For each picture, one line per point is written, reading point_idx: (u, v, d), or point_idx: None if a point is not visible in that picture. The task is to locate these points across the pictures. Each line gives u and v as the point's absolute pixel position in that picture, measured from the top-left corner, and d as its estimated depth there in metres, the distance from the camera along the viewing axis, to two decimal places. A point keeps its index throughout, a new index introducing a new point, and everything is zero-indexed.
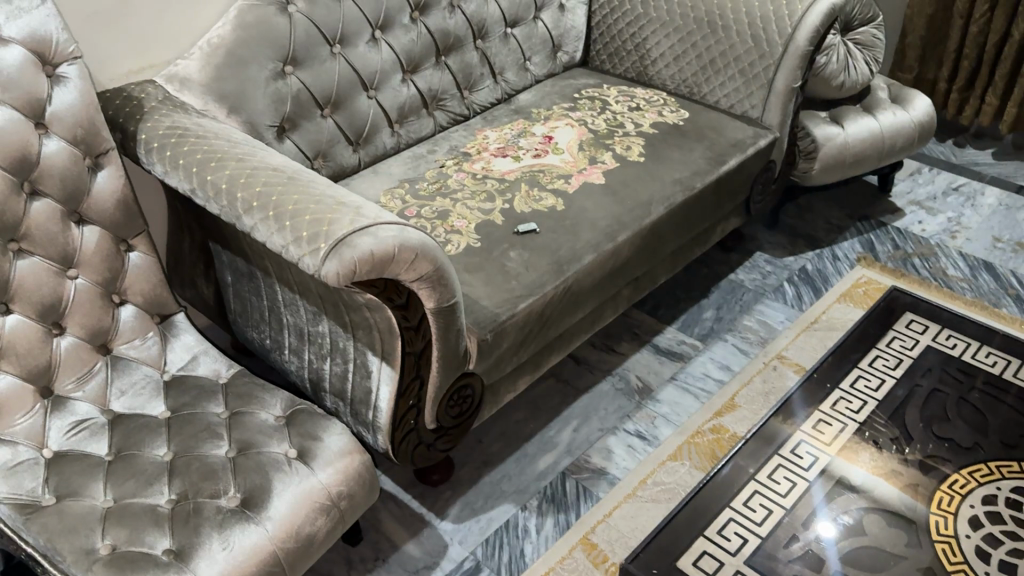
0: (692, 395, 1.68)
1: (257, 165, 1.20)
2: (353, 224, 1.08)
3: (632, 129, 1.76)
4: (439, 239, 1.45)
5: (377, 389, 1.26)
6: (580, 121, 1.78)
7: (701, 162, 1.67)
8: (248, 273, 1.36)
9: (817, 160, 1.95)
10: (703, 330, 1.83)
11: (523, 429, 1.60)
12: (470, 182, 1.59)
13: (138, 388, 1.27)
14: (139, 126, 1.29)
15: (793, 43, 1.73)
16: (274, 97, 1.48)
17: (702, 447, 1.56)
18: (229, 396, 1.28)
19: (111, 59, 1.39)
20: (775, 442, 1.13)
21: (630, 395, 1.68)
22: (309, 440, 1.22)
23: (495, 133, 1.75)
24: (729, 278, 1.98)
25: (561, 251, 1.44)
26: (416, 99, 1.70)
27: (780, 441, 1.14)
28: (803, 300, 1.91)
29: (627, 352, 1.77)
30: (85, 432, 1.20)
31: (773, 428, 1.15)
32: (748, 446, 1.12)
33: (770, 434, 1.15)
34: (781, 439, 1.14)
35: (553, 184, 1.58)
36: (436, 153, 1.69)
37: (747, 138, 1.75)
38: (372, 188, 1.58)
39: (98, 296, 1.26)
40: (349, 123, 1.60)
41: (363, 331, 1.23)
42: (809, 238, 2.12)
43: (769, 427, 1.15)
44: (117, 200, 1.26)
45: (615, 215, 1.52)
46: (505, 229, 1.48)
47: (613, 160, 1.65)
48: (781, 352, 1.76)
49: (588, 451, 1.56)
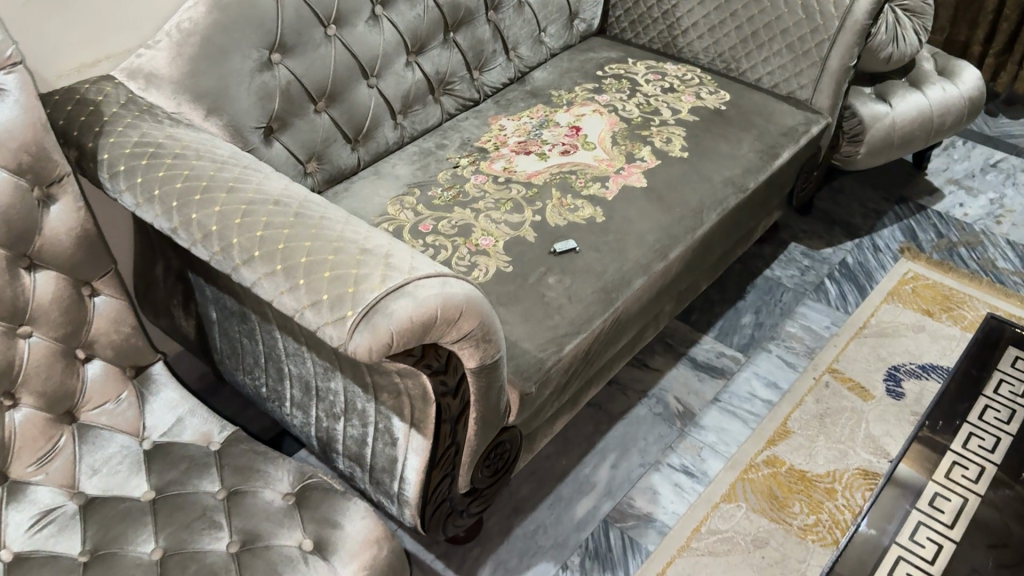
0: (740, 420, 1.50)
1: (254, 196, 0.97)
2: (384, 282, 0.86)
3: (669, 116, 1.53)
4: (463, 263, 1.23)
5: (404, 459, 1.05)
6: (609, 106, 1.55)
7: (752, 158, 1.46)
8: (239, 313, 1.13)
9: (863, 144, 1.75)
10: (743, 339, 1.65)
11: (555, 468, 1.42)
12: (491, 188, 1.36)
13: (114, 464, 1.05)
14: (100, 141, 1.05)
15: (851, 16, 1.51)
16: (260, 92, 1.23)
17: (758, 485, 1.39)
18: (225, 470, 1.06)
19: (59, 51, 1.13)
20: (911, 496, 1.04)
21: (670, 421, 1.50)
22: (326, 527, 1.01)
23: (513, 122, 1.52)
24: (765, 276, 1.79)
25: (607, 275, 1.23)
26: (422, 84, 1.46)
27: (914, 493, 1.05)
28: (847, 301, 1.74)
29: (662, 368, 1.59)
30: (53, 526, 0.98)
31: (889, 499, 1.04)
32: (872, 515, 1.02)
33: (899, 488, 1.05)
34: (915, 493, 1.05)
35: (587, 189, 1.36)
36: (447, 148, 1.46)
37: (798, 125, 1.55)
38: (377, 195, 1.36)
39: (58, 354, 1.03)
40: (348, 118, 1.36)
41: (389, 395, 1.01)
42: (845, 224, 1.93)
43: (883, 502, 1.03)
44: (76, 236, 1.02)
45: (663, 226, 1.31)
46: (539, 248, 1.26)
47: (652, 156, 1.43)
48: (831, 365, 1.59)
49: (631, 492, 1.38)
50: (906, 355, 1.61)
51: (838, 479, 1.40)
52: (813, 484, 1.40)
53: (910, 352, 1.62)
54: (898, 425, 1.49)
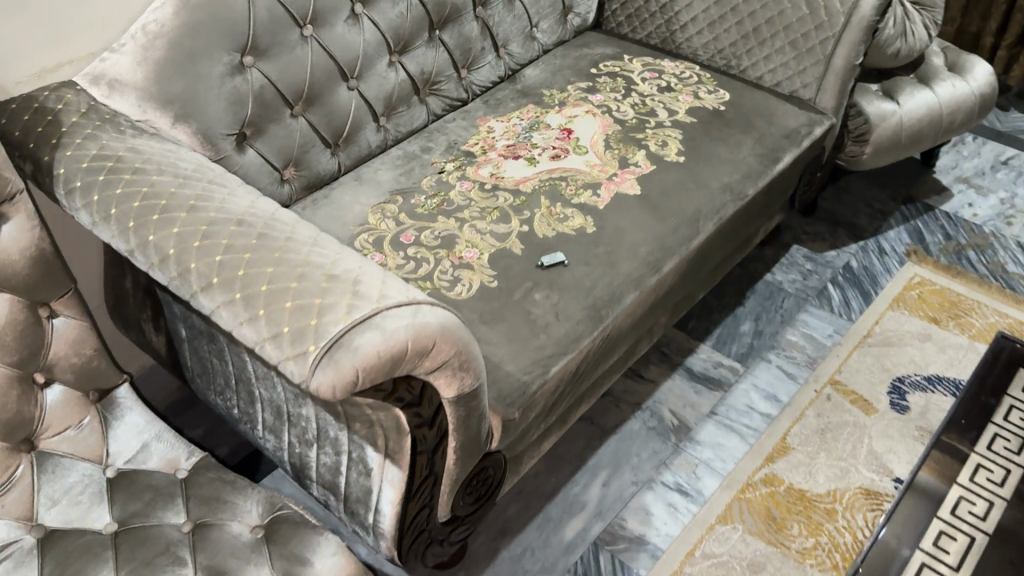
0: (737, 435, 1.44)
1: (215, 215, 0.91)
2: (350, 313, 0.80)
3: (665, 117, 1.47)
4: (446, 279, 1.17)
5: (378, 491, 1.00)
6: (602, 107, 1.49)
7: (752, 162, 1.39)
8: (207, 333, 1.07)
9: (869, 144, 1.68)
10: (742, 348, 1.59)
11: (545, 486, 1.37)
12: (477, 195, 1.30)
13: (75, 495, 0.99)
14: (56, 155, 0.99)
15: (858, 12, 1.44)
16: (231, 98, 1.17)
17: (755, 505, 1.34)
18: (192, 501, 1.01)
19: (17, 58, 1.07)
20: (913, 538, 1.03)
21: (664, 436, 1.44)
22: (296, 565, 0.95)
23: (502, 124, 1.45)
24: (766, 280, 1.73)
25: (597, 291, 1.17)
26: (407, 85, 1.40)
27: (919, 533, 1.04)
28: (851, 308, 1.67)
29: (657, 379, 1.54)
30: (8, 562, 0.92)
31: (897, 529, 1.04)
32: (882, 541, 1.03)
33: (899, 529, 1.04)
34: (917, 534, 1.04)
35: (578, 197, 1.30)
36: (432, 152, 1.40)
37: (801, 126, 1.48)
38: (357, 203, 1.30)
39: (15, 380, 0.97)
40: (326, 122, 1.29)
41: (361, 425, 0.95)
42: (850, 226, 1.87)
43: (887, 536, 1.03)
44: (30, 256, 0.96)
45: (657, 237, 1.25)
46: (526, 261, 1.20)
47: (646, 161, 1.37)
48: (833, 377, 1.53)
49: (623, 513, 1.33)
50: (912, 365, 1.55)
51: (839, 499, 1.35)
52: (812, 504, 1.34)
53: (915, 362, 1.56)
54: (902, 441, 1.43)
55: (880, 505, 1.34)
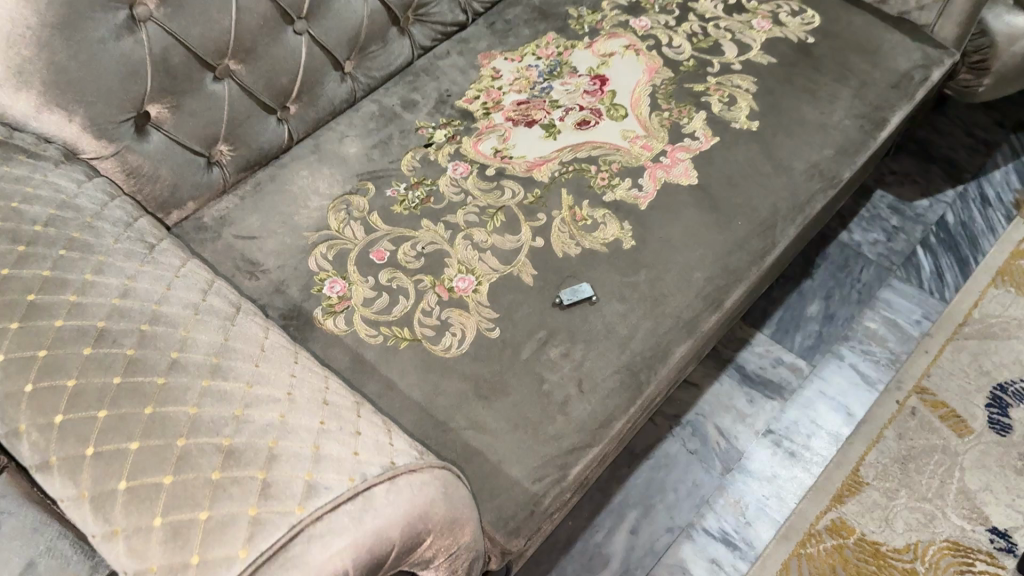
0: (799, 464, 1.17)
1: (63, 325, 0.60)
2: (252, 543, 0.51)
3: (732, 57, 1.10)
4: (430, 324, 0.86)
5: None
6: (648, 39, 1.11)
7: (848, 129, 1.03)
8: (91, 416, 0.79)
9: (990, 74, 1.29)
10: (808, 340, 1.29)
11: (559, 533, 1.11)
12: (476, 187, 0.96)
13: None
14: None
15: None
16: (123, 69, 0.81)
17: (818, 564, 1.08)
18: None
19: None
20: None
21: (709, 463, 1.17)
22: None
23: (512, 65, 1.09)
24: (841, 242, 1.40)
25: (635, 343, 0.86)
26: (380, 16, 1.02)
27: None
28: (945, 282, 1.35)
29: (701, 383, 1.25)
30: None
31: None
32: None
33: None
34: None
35: (611, 191, 0.96)
36: (417, 110, 1.04)
37: (915, 68, 1.09)
38: (315, 193, 0.96)
39: None
40: (266, 83, 0.94)
41: None
42: (947, 162, 1.50)
43: None
44: None
45: (720, 255, 0.92)
46: (539, 297, 0.88)
47: (706, 130, 1.02)
48: (919, 383, 1.24)
49: (654, 571, 1.09)
50: (1017, 367, 1.25)
51: (921, 556, 1.09)
52: (888, 563, 1.09)
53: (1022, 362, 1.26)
54: (1002, 476, 1.15)
55: (971, 565, 1.08)
